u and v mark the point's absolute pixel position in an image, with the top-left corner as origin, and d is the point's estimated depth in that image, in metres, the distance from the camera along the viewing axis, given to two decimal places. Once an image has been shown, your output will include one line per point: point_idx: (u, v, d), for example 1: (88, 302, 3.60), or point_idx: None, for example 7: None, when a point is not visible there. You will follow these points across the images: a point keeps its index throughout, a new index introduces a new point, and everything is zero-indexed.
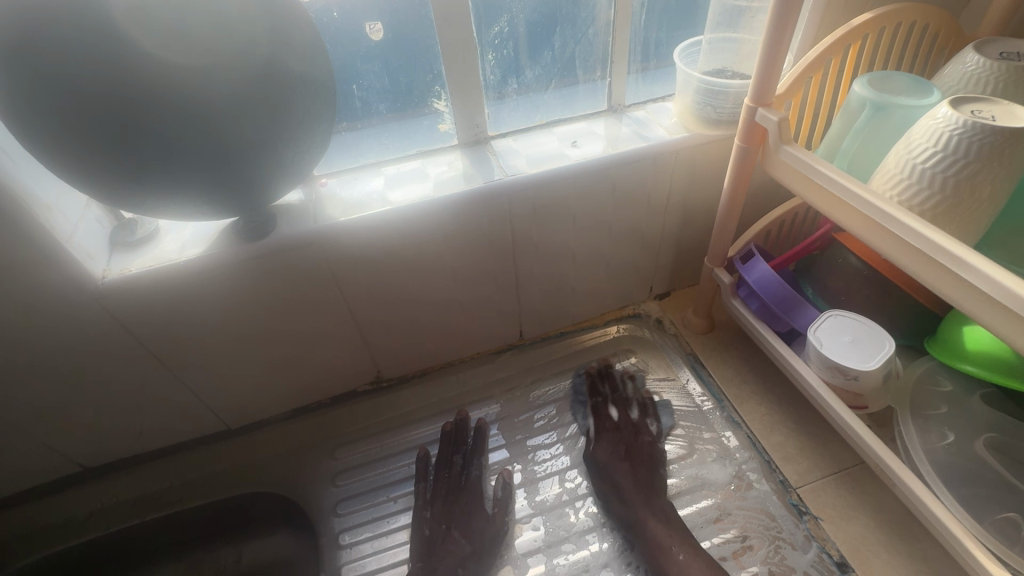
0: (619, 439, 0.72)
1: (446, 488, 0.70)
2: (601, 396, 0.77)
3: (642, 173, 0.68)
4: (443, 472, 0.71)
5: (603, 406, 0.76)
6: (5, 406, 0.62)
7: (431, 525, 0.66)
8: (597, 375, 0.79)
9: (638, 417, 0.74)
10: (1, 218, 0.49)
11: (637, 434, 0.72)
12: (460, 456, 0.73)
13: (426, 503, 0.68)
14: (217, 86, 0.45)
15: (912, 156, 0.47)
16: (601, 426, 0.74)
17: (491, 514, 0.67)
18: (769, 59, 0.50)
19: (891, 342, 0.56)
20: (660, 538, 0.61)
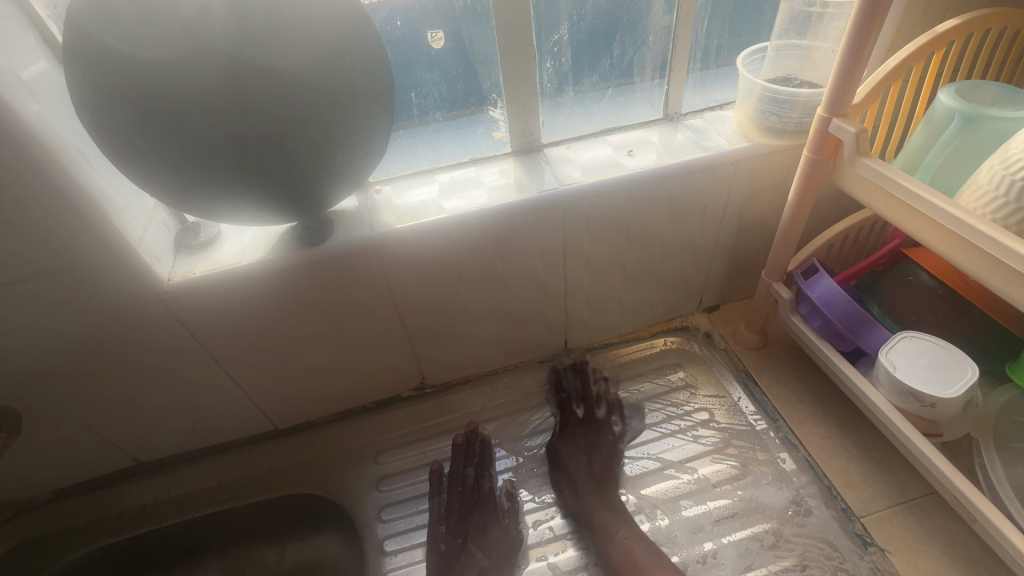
0: (593, 437, 0.73)
1: (460, 501, 0.69)
2: (583, 396, 0.77)
3: (700, 183, 0.66)
4: (457, 486, 0.70)
5: (569, 403, 0.76)
6: (73, 399, 0.64)
7: (446, 541, 0.66)
8: (536, 384, 0.79)
9: (587, 411, 0.75)
10: (78, 222, 0.50)
11: (601, 432, 0.73)
12: (472, 469, 0.71)
13: (440, 518, 0.68)
14: (284, 92, 0.45)
15: (1008, 171, 0.44)
16: (604, 425, 0.74)
17: (506, 525, 0.67)
18: (848, 68, 0.48)
19: (974, 368, 0.52)
20: (606, 525, 0.64)
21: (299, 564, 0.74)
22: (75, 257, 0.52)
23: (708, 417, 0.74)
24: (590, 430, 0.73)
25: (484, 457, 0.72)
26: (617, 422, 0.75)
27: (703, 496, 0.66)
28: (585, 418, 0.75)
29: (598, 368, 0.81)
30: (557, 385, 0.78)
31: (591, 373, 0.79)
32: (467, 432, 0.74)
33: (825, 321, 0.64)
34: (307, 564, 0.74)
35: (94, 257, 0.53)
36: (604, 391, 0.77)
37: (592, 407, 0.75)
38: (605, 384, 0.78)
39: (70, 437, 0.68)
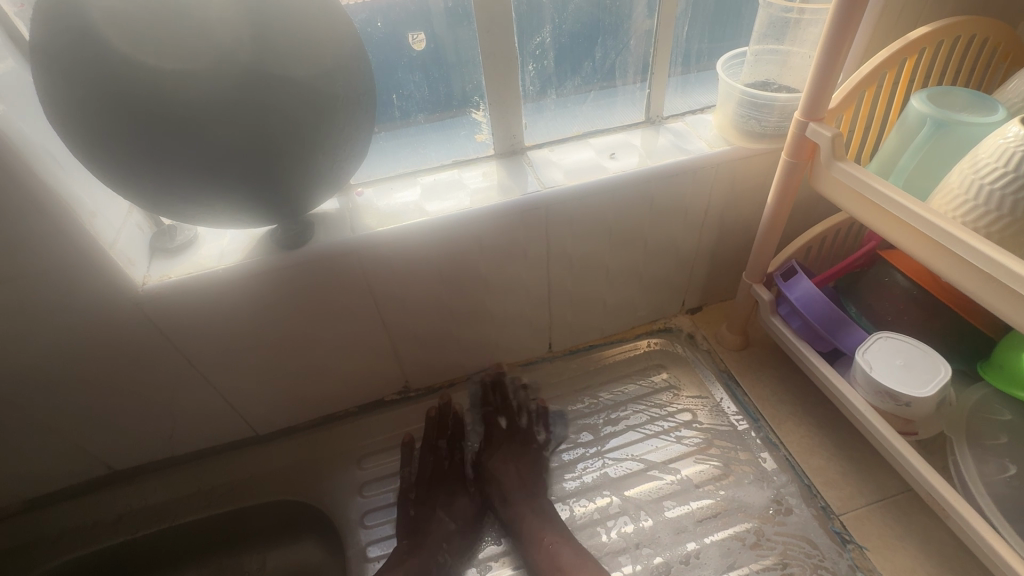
0: (520, 450, 0.73)
1: (431, 470, 0.72)
2: (504, 406, 0.78)
3: (681, 186, 0.67)
4: (429, 456, 0.72)
5: (493, 416, 0.77)
6: (44, 407, 0.62)
7: (416, 506, 0.68)
8: (489, 386, 0.79)
9: (527, 424, 0.76)
10: (48, 225, 0.49)
11: (525, 441, 0.74)
12: (444, 442, 0.74)
13: (411, 486, 0.70)
14: (261, 94, 0.45)
15: (978, 176, 0.45)
16: (528, 433, 0.75)
17: (472, 492, 0.71)
18: (824, 73, 0.49)
19: (947, 367, 0.54)
20: (532, 531, 0.64)
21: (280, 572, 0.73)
22: (45, 261, 0.51)
23: (690, 418, 0.74)
24: (516, 437, 0.74)
25: (456, 427, 0.75)
26: (541, 431, 0.76)
27: (686, 496, 0.67)
28: (509, 429, 0.75)
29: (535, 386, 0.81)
30: (483, 400, 0.79)
31: (508, 383, 0.80)
32: (440, 403, 0.75)
33: (804, 322, 0.65)
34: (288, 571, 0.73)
35: (65, 260, 0.51)
36: (525, 399, 0.79)
37: (513, 416, 0.77)
38: (524, 393, 0.80)
39: (41, 446, 0.66)
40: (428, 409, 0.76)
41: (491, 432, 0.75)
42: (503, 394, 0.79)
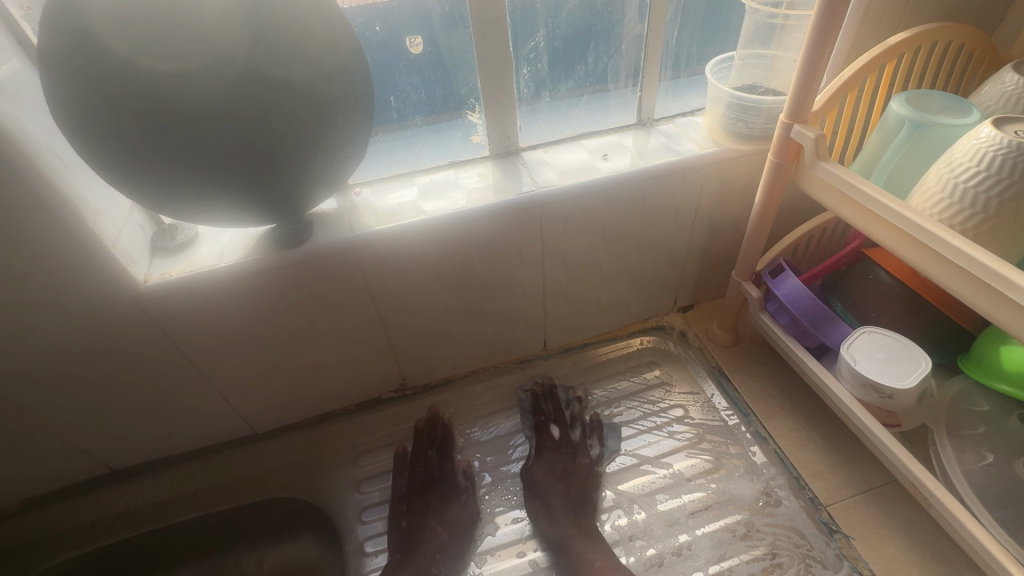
0: (565, 457, 0.71)
1: (422, 478, 0.71)
2: (556, 415, 0.76)
3: (672, 186, 0.69)
4: (419, 466, 0.72)
5: (545, 425, 0.75)
6: (43, 406, 0.63)
7: (407, 517, 0.67)
8: (541, 394, 0.79)
9: (580, 437, 0.74)
10: (52, 224, 0.50)
11: (576, 454, 0.72)
12: (434, 452, 0.73)
13: (401, 497, 0.69)
14: (262, 94, 0.46)
15: (954, 176, 0.46)
16: (580, 449, 0.73)
17: (464, 500, 0.69)
18: (808, 77, 0.51)
19: (927, 360, 0.55)
20: (584, 554, 0.62)
21: (279, 569, 0.74)
22: (48, 261, 0.52)
23: (683, 413, 0.76)
24: (566, 450, 0.72)
25: (445, 437, 0.75)
26: (595, 445, 0.73)
27: (678, 489, 0.68)
28: (560, 438, 0.74)
29: (525, 385, 0.82)
30: (535, 407, 0.77)
31: (563, 396, 0.79)
32: (429, 414, 0.76)
33: (791, 318, 0.67)
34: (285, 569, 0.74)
35: (68, 259, 0.52)
36: (581, 412, 0.77)
37: (565, 428, 0.75)
38: (579, 404, 0.78)
39: (38, 445, 0.66)
40: (416, 422, 0.76)
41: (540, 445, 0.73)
42: (556, 402, 0.77)
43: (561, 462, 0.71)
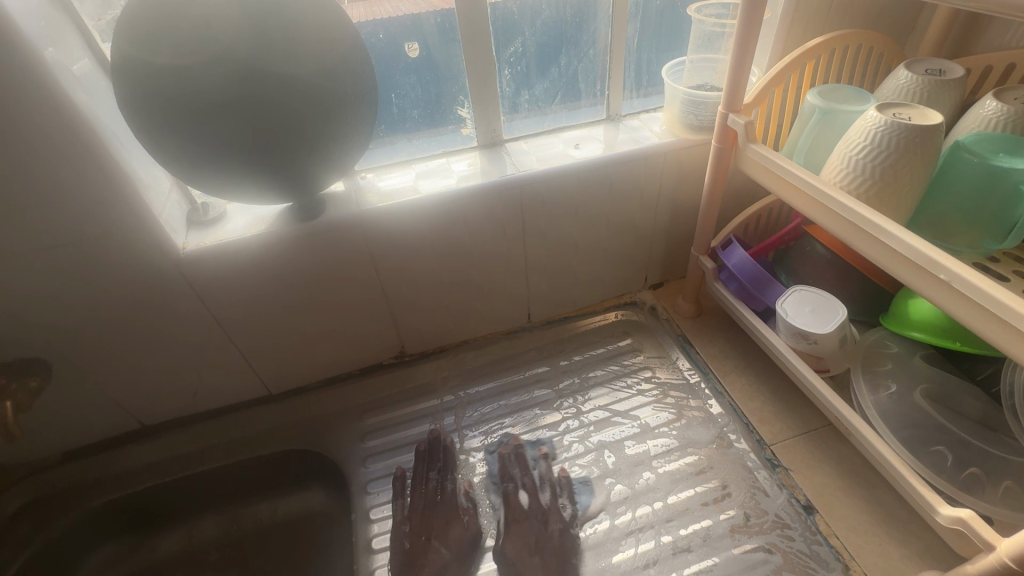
0: (540, 526, 0.71)
1: (422, 502, 0.74)
2: (527, 479, 0.76)
3: (636, 171, 0.79)
4: (420, 487, 0.75)
5: (514, 493, 0.74)
6: (90, 361, 0.72)
7: (411, 538, 0.71)
8: (511, 456, 0.78)
9: (550, 501, 0.73)
10: (115, 195, 0.60)
11: (547, 521, 0.71)
12: (435, 473, 0.77)
13: (403, 518, 0.72)
14: (285, 87, 0.57)
15: (850, 152, 0.56)
16: (551, 512, 0.72)
17: (466, 521, 0.72)
18: (737, 73, 0.62)
19: (844, 310, 0.65)
20: None
21: (291, 514, 0.84)
22: (108, 227, 0.62)
23: (650, 373, 0.86)
24: (537, 517, 0.72)
25: (448, 458, 0.79)
26: (565, 506, 0.72)
27: (644, 436, 0.78)
28: (531, 507, 0.73)
29: (512, 352, 0.92)
30: (505, 472, 0.77)
31: (528, 454, 0.78)
32: (430, 438, 0.81)
33: (739, 284, 0.77)
34: (298, 513, 0.84)
35: (123, 227, 0.62)
36: (547, 472, 0.76)
37: (536, 493, 0.74)
38: (543, 463, 0.77)
39: (82, 398, 0.76)
40: (417, 444, 0.80)
41: (511, 517, 0.72)
42: (525, 466, 0.77)
43: (537, 533, 0.70)
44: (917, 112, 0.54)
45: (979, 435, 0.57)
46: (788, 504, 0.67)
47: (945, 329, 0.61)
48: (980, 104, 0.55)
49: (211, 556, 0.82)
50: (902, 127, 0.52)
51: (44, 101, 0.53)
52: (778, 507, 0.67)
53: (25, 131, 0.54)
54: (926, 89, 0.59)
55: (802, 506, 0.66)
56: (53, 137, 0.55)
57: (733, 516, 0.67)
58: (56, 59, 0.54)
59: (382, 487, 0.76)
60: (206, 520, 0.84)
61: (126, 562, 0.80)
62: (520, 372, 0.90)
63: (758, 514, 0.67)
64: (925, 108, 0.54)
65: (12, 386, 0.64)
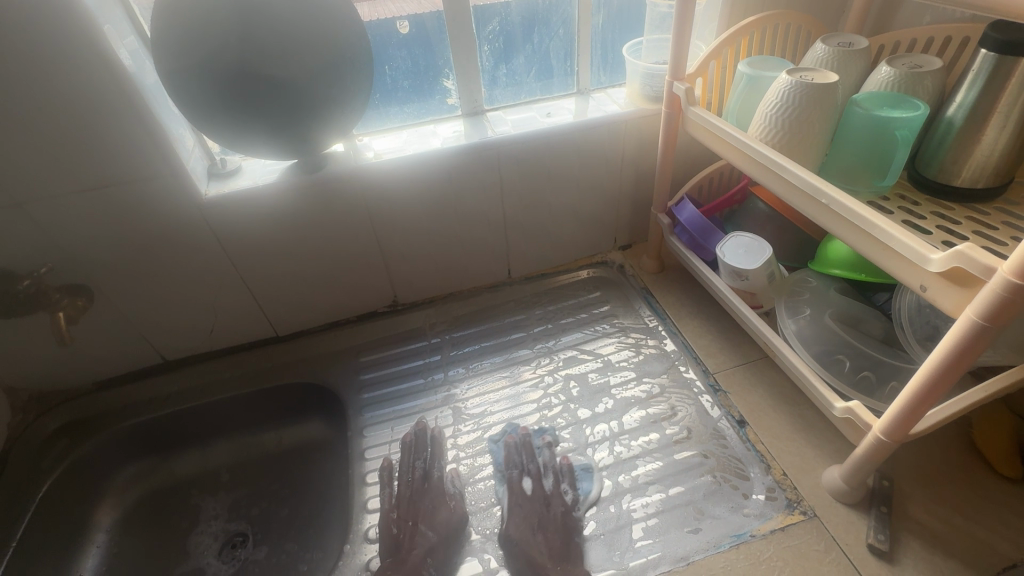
0: (541, 511, 0.71)
1: (409, 491, 0.75)
2: (532, 466, 0.76)
3: (601, 137, 0.90)
4: (407, 476, 0.77)
5: (519, 477, 0.75)
6: (123, 296, 0.83)
7: (399, 524, 0.72)
8: (518, 445, 0.78)
9: (552, 487, 0.74)
10: (154, 146, 0.72)
11: (549, 505, 0.72)
12: (421, 462, 0.79)
13: (392, 507, 0.73)
14: (295, 56, 0.68)
15: (767, 109, 0.67)
16: (553, 496, 0.72)
17: (453, 505, 0.73)
18: (679, 45, 0.72)
19: (770, 249, 0.75)
20: None
21: (295, 441, 0.95)
22: (143, 173, 0.73)
23: (614, 319, 0.97)
24: (539, 501, 0.72)
25: (435, 445, 0.81)
26: (567, 490, 0.73)
27: (606, 369, 0.89)
28: (534, 492, 0.73)
29: (493, 302, 1.03)
30: (508, 459, 0.77)
31: (534, 442, 0.79)
32: (416, 429, 0.82)
33: (690, 236, 0.88)
34: (301, 440, 0.95)
35: (157, 174, 0.74)
36: (551, 459, 0.77)
37: (539, 480, 0.75)
38: (548, 450, 0.78)
39: (115, 330, 0.87)
40: (404, 436, 0.81)
41: (516, 502, 0.72)
42: (535, 453, 0.77)
43: (540, 513, 0.71)
44: (820, 75, 0.65)
45: (876, 348, 0.68)
46: (724, 420, 0.78)
47: (855, 263, 0.71)
48: (878, 70, 0.66)
49: (223, 477, 0.93)
50: (805, 85, 0.63)
51: (98, 62, 0.64)
52: (717, 422, 0.78)
53: (83, 88, 0.65)
54: (835, 57, 0.69)
55: (736, 421, 0.77)
56: (104, 92, 0.66)
57: (676, 431, 0.78)
58: (110, 32, 0.65)
59: (375, 411, 0.87)
60: (219, 447, 0.95)
61: (147, 481, 0.91)
62: (500, 318, 1.01)
63: (699, 429, 0.78)
64: (827, 71, 0.65)
65: (63, 303, 0.77)
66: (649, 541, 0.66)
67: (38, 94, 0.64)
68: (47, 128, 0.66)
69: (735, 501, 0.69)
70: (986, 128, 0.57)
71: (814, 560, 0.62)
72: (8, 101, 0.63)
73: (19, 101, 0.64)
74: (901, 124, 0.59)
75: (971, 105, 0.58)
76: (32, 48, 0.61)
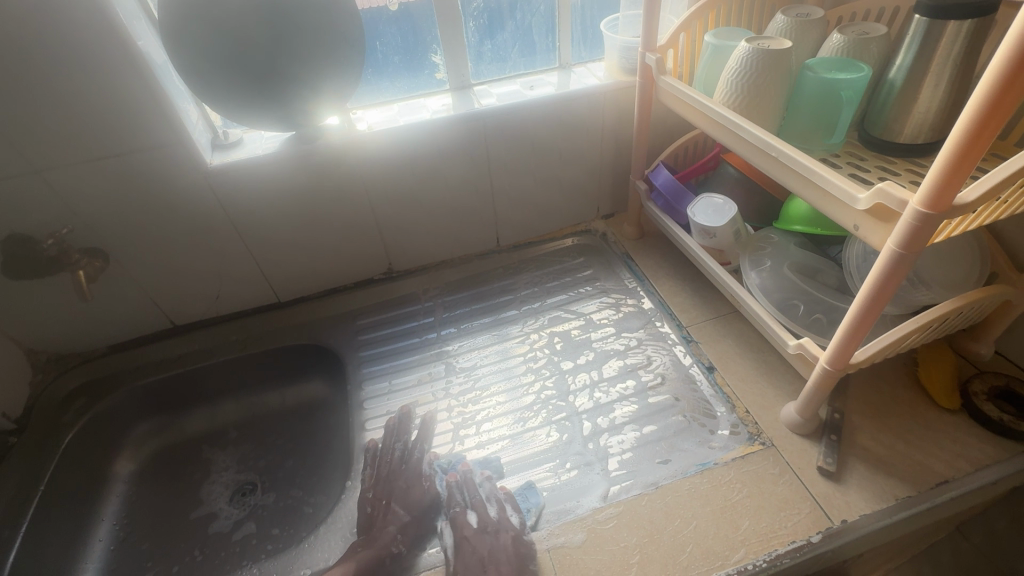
0: (488, 541, 0.67)
1: (386, 471, 0.78)
2: (472, 500, 0.72)
3: (581, 108, 0.96)
4: (387, 457, 0.80)
5: (462, 514, 0.71)
6: (136, 262, 0.89)
7: (373, 503, 0.74)
8: (455, 484, 0.74)
9: (496, 514, 0.69)
10: (162, 117, 0.77)
11: (498, 534, 0.68)
12: (401, 443, 0.81)
13: (369, 487, 0.76)
14: (290, 32, 0.73)
15: (729, 75, 0.73)
16: (500, 524, 0.68)
17: (426, 486, 0.75)
18: (649, 18, 0.78)
19: (736, 208, 0.81)
20: None
21: (298, 400, 1.02)
22: (152, 144, 0.78)
23: (596, 282, 1.03)
24: (483, 532, 0.68)
25: (421, 428, 0.82)
26: (513, 515, 0.69)
27: (588, 326, 0.95)
28: (478, 524, 0.69)
29: (482, 269, 1.09)
30: (449, 496, 0.73)
31: (468, 477, 0.74)
32: (400, 414, 0.84)
33: (665, 201, 0.94)
34: (304, 399, 1.01)
35: (163, 145, 0.79)
36: (493, 489, 0.73)
37: (483, 511, 0.70)
38: (489, 484, 0.73)
39: (128, 294, 0.93)
40: (387, 420, 0.84)
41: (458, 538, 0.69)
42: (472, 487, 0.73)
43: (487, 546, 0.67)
44: (776, 42, 0.71)
45: (830, 294, 0.74)
46: (695, 367, 0.84)
47: (813, 218, 0.77)
48: (830, 38, 0.71)
49: (231, 433, 0.99)
50: (761, 51, 0.69)
51: (110, 37, 0.69)
52: (688, 370, 0.84)
53: (95, 63, 0.70)
54: (793, 27, 0.74)
55: (705, 367, 0.84)
56: (115, 65, 0.71)
57: (651, 378, 0.85)
58: (121, 12, 0.70)
59: (373, 367, 0.94)
60: (226, 406, 1.01)
61: (161, 436, 0.98)
62: (489, 283, 1.07)
63: (672, 375, 0.84)
64: (783, 39, 0.70)
65: (82, 262, 0.83)
66: (623, 471, 0.73)
67: (54, 69, 0.69)
68: (63, 102, 0.71)
69: (702, 436, 0.75)
70: (924, 86, 0.63)
71: (770, 482, 0.69)
72: (26, 72, 0.68)
73: (37, 75, 0.69)
74: (846, 86, 0.65)
75: (909, 66, 0.63)
76: (48, 26, 0.66)
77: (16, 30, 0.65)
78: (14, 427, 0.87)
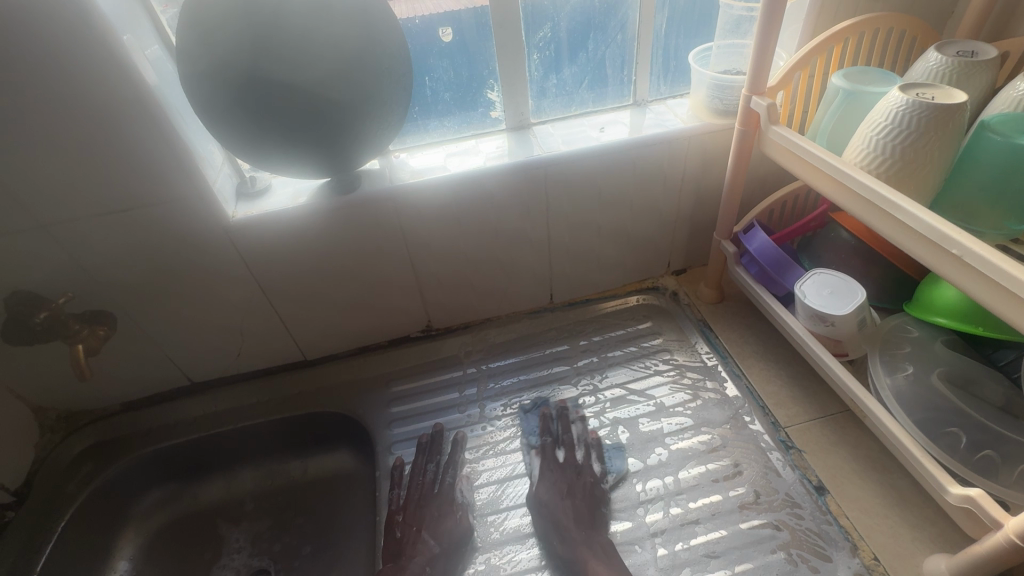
0: (573, 479, 0.73)
1: (417, 495, 0.74)
2: (562, 439, 0.79)
3: (660, 154, 0.81)
4: (418, 478, 0.76)
5: (552, 447, 0.78)
6: (150, 319, 0.80)
7: (402, 528, 0.71)
8: (553, 415, 0.82)
9: (584, 458, 0.76)
10: (182, 168, 0.67)
11: (579, 474, 0.74)
12: (433, 465, 0.78)
13: (398, 508, 0.73)
14: (326, 76, 0.60)
15: (870, 131, 0.56)
16: (584, 467, 0.75)
17: (459, 516, 0.72)
18: (761, 56, 0.63)
19: (864, 293, 0.65)
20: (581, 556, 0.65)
21: (320, 474, 0.90)
22: (170, 196, 0.69)
23: (668, 356, 0.87)
24: (572, 471, 0.74)
25: (455, 453, 0.79)
26: (596, 463, 0.75)
27: (659, 414, 0.80)
28: (565, 461, 0.76)
29: (530, 330, 0.96)
30: (545, 428, 0.80)
31: (557, 411, 0.82)
32: (434, 430, 0.81)
33: (760, 268, 0.77)
34: (327, 473, 0.90)
35: (182, 197, 0.69)
36: (584, 432, 0.79)
37: (570, 451, 0.77)
38: (579, 425, 0.80)
39: (143, 352, 0.84)
40: (420, 436, 0.81)
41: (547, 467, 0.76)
42: (567, 425, 0.80)
43: (570, 484, 0.73)
44: (942, 92, 0.54)
45: (999, 420, 0.57)
46: (799, 483, 0.68)
47: (973, 314, 0.60)
48: (1011, 85, 0.55)
49: (247, 506, 0.88)
50: (923, 105, 0.52)
51: (125, 79, 0.60)
52: (790, 486, 0.68)
53: (109, 108, 0.61)
54: (956, 69, 0.58)
55: (813, 487, 0.67)
56: (132, 109, 0.62)
57: (742, 493, 0.69)
58: (131, 44, 0.60)
59: (404, 450, 0.80)
60: (243, 474, 0.90)
61: (170, 507, 0.87)
62: (540, 348, 0.93)
63: (769, 493, 0.68)
64: (950, 88, 0.54)
65: (82, 333, 0.73)
66: None
67: (61, 113, 0.60)
68: (70, 149, 0.62)
69: None
70: None
71: None
72: (32, 119, 0.59)
73: (43, 123, 0.60)
74: None
75: None
76: (58, 68, 0.57)
77: (14, 67, 0.56)
78: (12, 499, 0.78)
